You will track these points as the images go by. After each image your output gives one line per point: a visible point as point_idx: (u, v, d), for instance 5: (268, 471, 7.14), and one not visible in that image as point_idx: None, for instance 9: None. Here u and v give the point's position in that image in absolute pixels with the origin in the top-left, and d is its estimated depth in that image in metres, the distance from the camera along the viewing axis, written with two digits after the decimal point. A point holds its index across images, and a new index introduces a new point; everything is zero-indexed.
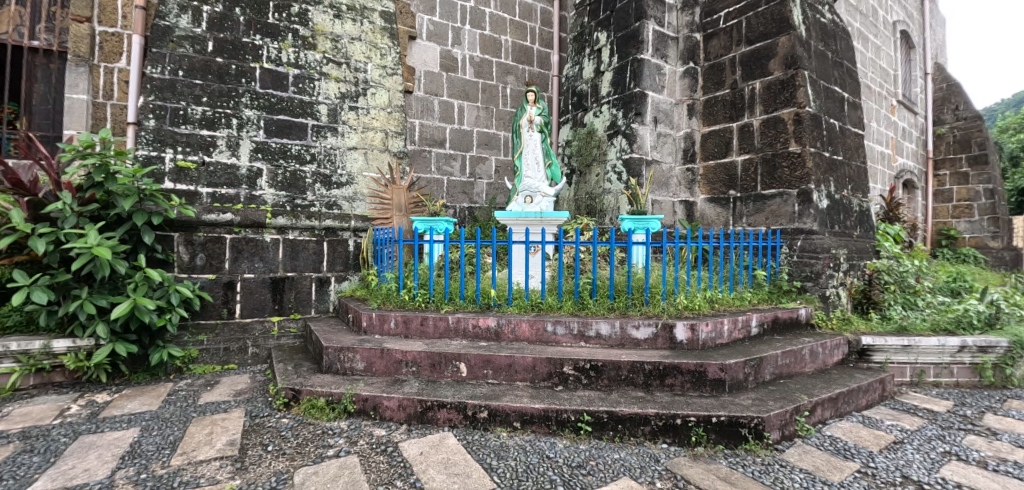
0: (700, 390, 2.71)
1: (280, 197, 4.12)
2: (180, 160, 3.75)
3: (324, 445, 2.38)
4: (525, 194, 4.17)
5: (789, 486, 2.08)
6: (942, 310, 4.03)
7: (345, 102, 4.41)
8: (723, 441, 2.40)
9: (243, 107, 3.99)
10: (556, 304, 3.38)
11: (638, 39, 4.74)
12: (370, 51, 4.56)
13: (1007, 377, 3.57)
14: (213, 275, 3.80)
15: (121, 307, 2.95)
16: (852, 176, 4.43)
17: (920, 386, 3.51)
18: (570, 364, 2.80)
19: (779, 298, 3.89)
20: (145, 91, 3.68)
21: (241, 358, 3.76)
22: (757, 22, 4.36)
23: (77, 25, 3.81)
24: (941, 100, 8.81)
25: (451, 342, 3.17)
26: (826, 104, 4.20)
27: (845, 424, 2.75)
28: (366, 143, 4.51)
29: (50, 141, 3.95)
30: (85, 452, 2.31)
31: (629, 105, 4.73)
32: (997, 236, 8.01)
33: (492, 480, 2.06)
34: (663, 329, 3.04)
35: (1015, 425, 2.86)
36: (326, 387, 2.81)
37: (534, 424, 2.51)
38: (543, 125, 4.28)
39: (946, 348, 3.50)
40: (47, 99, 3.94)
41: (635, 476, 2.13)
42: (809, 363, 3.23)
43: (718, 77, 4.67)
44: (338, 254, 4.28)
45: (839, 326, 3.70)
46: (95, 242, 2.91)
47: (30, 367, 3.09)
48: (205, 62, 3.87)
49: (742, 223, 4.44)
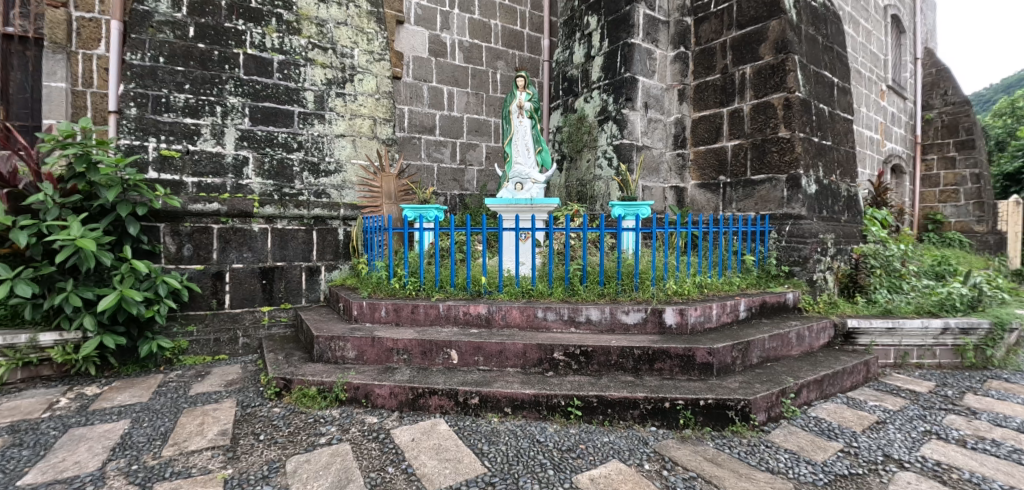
0: (689, 373, 2.74)
1: (267, 186, 4.05)
2: (163, 149, 3.67)
3: (316, 433, 2.39)
4: (516, 181, 4.14)
5: (774, 466, 2.12)
6: (926, 293, 4.08)
7: (331, 88, 4.34)
8: (711, 423, 2.44)
9: (227, 94, 3.90)
10: (546, 291, 3.40)
11: (628, 24, 4.69)
12: (356, 35, 4.47)
13: (989, 358, 3.64)
14: (201, 266, 3.75)
15: (108, 299, 2.92)
16: (841, 161, 4.46)
17: (903, 368, 3.59)
18: (560, 350, 2.81)
19: (767, 282, 3.95)
20: (125, 78, 3.59)
21: (232, 348, 3.79)
22: (747, 6, 4.33)
23: (52, 9, 3.67)
24: (930, 85, 8.85)
25: (442, 328, 3.19)
26: (815, 90, 4.21)
27: (830, 405, 2.81)
28: (354, 130, 4.45)
29: (29, 131, 3.86)
30: (75, 445, 2.30)
31: (619, 91, 4.71)
32: (982, 220, 8.10)
33: (483, 465, 2.09)
34: (653, 313, 3.08)
35: (995, 404, 2.93)
36: (316, 376, 2.81)
37: (526, 409, 2.54)
38: (533, 110, 4.22)
39: (929, 330, 3.57)
40: (25, 88, 3.84)
41: (623, 458, 2.16)
42: (796, 346, 3.28)
43: (708, 62, 4.65)
44: (327, 242, 4.27)
45: (825, 310, 3.76)
46: (78, 234, 2.87)
47: (17, 362, 3.06)
48: (186, 48, 3.76)
49: (732, 209, 4.47)
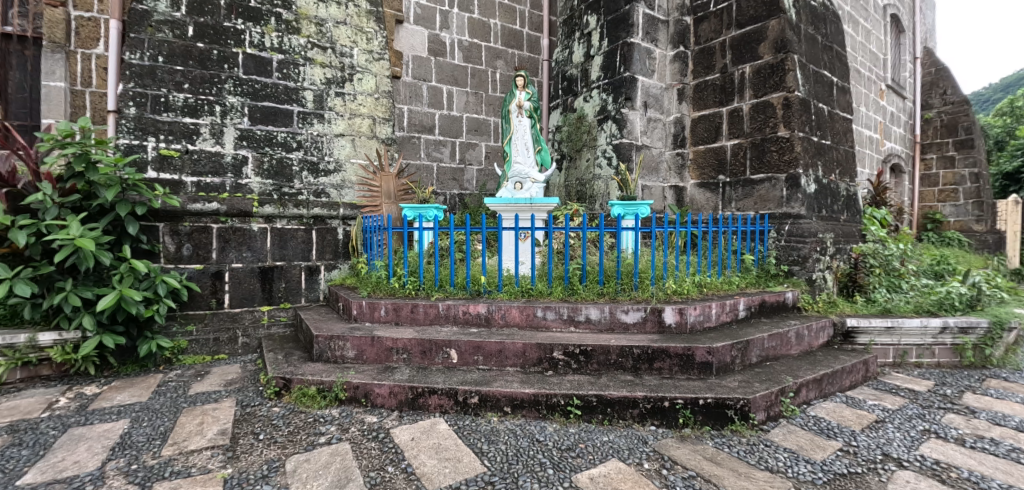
0: (688, 372, 2.75)
1: (267, 185, 4.05)
2: (162, 148, 3.67)
3: (316, 432, 2.39)
4: (515, 180, 4.14)
5: (773, 465, 2.13)
6: (925, 292, 4.09)
7: (330, 88, 4.33)
8: (710, 422, 2.44)
9: (226, 93, 3.90)
10: (545, 290, 3.40)
11: (627, 23, 4.69)
12: (356, 35, 4.47)
13: (987, 357, 3.65)
14: (201, 265, 3.75)
15: (108, 298, 2.91)
16: (840, 160, 4.46)
17: (902, 367, 3.59)
18: (560, 349, 2.82)
19: (766, 281, 3.95)
20: (124, 78, 3.58)
21: (232, 347, 3.79)
22: (746, 5, 4.33)
23: (50, 9, 3.66)
24: (929, 85, 8.85)
25: (441, 328, 3.19)
26: (815, 89, 4.21)
27: (829, 404, 2.82)
28: (353, 130, 4.45)
29: (28, 131, 3.86)
30: (74, 444, 2.30)
31: (619, 90, 4.71)
32: (981, 219, 8.10)
33: (482, 464, 2.09)
34: (652, 313, 3.08)
35: (994, 403, 2.93)
36: (316, 375, 2.81)
37: (525, 408, 2.54)
38: (532, 110, 4.22)
39: (928, 329, 3.57)
40: (24, 87, 3.84)
41: (623, 457, 2.16)
42: (795, 345, 3.28)
43: (708, 61, 4.65)
44: (327, 242, 4.27)
45: (824, 309, 3.76)
46: (77, 234, 2.86)
47: (16, 361, 3.07)
48: (185, 47, 3.76)
49: (731, 208, 4.47)
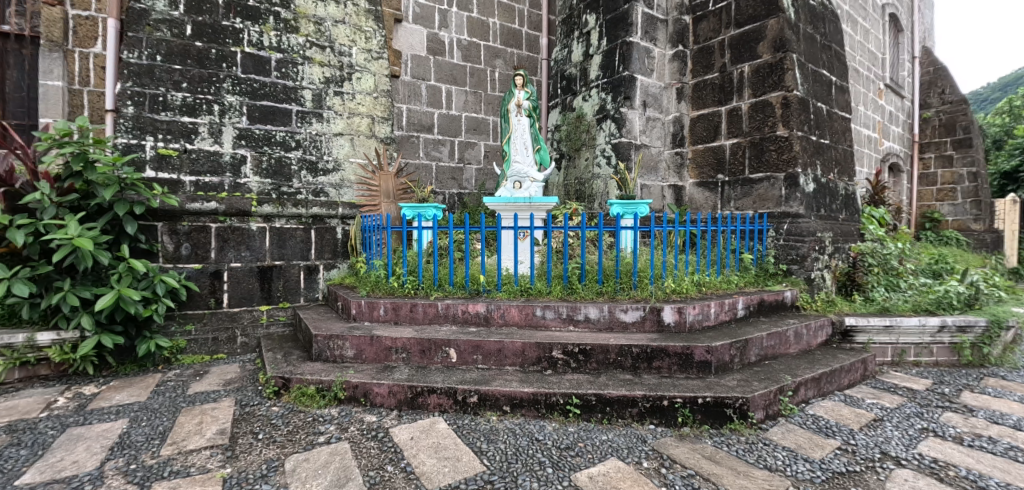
0: (687, 372, 2.75)
1: (266, 184, 4.04)
2: (161, 148, 3.66)
3: (315, 432, 2.39)
4: (514, 179, 4.14)
5: (772, 464, 2.13)
6: (924, 291, 4.09)
7: (329, 87, 4.33)
8: (709, 421, 2.45)
9: (224, 92, 3.89)
10: (545, 289, 3.40)
11: (626, 22, 4.69)
12: (355, 34, 4.46)
13: (985, 356, 3.66)
14: (199, 265, 3.74)
15: (106, 298, 2.91)
16: (839, 159, 4.47)
17: (901, 366, 3.60)
18: (559, 348, 2.82)
19: (765, 280, 3.95)
20: (123, 77, 3.57)
21: (230, 347, 3.78)
22: (745, 4, 4.33)
23: (48, 7, 3.65)
24: (928, 84, 8.87)
25: (440, 327, 3.19)
26: (813, 88, 4.22)
27: (828, 403, 2.83)
28: (352, 129, 4.45)
29: (26, 130, 3.85)
30: (73, 444, 2.29)
31: (618, 89, 4.70)
32: (979, 218, 8.11)
33: (481, 462, 2.09)
34: (651, 312, 3.08)
35: (992, 402, 2.94)
36: (315, 374, 2.81)
37: (524, 408, 2.54)
38: (531, 109, 4.23)
39: (927, 328, 3.58)
40: (21, 86, 3.83)
41: (622, 456, 2.16)
42: (794, 344, 3.29)
43: (707, 60, 4.65)
44: (326, 241, 4.27)
45: (823, 308, 3.76)
46: (75, 233, 2.86)
47: (15, 361, 3.06)
48: (184, 46, 3.75)
49: (730, 207, 4.48)
